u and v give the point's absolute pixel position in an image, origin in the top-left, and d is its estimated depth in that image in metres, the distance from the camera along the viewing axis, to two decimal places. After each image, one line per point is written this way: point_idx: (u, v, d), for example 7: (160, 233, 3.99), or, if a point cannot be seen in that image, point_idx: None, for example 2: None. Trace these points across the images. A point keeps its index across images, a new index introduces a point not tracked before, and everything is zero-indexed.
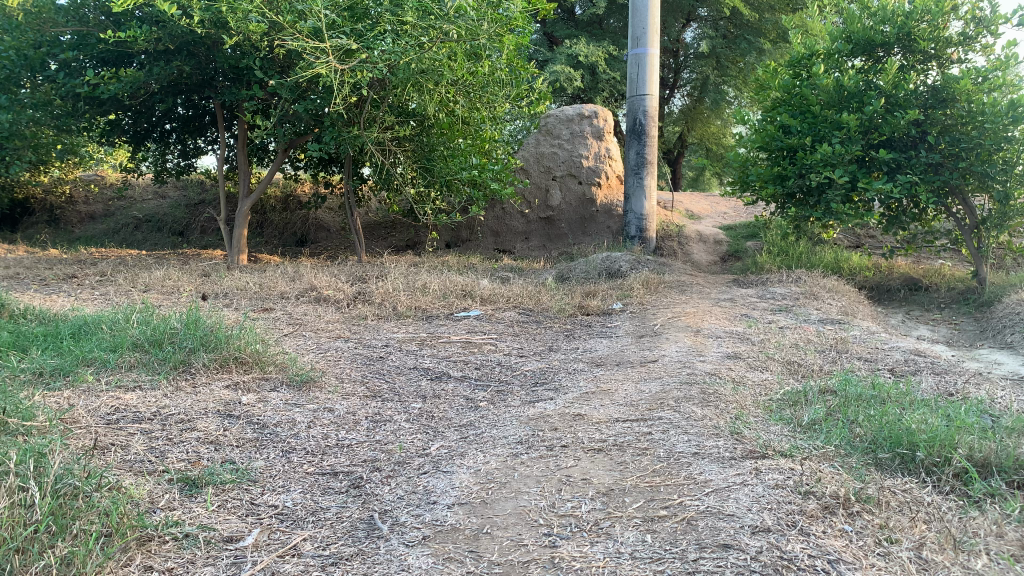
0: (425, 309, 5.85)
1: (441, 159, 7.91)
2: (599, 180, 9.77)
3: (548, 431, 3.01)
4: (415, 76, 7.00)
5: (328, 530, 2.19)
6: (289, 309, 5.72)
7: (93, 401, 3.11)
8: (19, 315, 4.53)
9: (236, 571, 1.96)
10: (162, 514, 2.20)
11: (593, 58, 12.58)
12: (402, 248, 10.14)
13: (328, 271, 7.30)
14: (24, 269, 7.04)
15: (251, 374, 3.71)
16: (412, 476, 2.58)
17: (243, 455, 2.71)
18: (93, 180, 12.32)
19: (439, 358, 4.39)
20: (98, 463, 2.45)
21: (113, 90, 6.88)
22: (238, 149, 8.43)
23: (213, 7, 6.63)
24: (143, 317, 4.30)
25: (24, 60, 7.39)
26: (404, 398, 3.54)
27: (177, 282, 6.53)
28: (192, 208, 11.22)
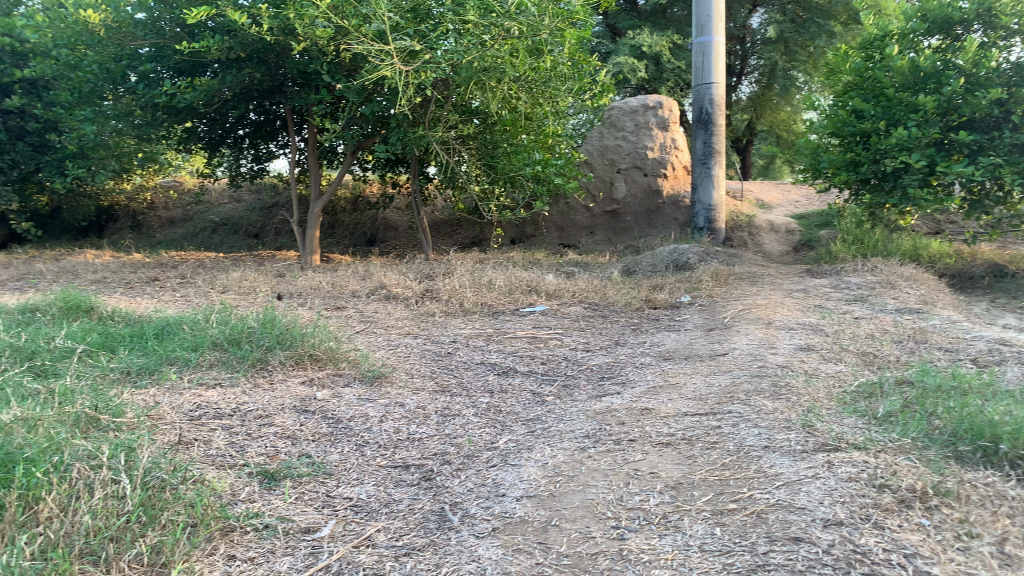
0: (491, 305, 5.90)
1: (505, 156, 7.96)
2: (664, 171, 9.67)
3: (616, 425, 3.01)
4: (477, 74, 7.06)
5: (401, 521, 2.25)
6: (360, 307, 5.85)
7: (177, 398, 3.25)
8: (107, 317, 4.76)
9: (313, 561, 2.03)
10: (243, 506, 2.30)
11: (657, 48, 12.43)
12: (467, 245, 10.25)
13: (397, 269, 7.43)
14: (111, 273, 7.39)
15: (325, 371, 3.82)
16: (481, 469, 2.62)
17: (319, 449, 2.79)
18: (172, 186, 12.80)
19: (505, 353, 4.43)
20: (183, 457, 2.57)
21: (189, 99, 7.15)
22: (309, 152, 8.65)
23: (281, 15, 6.79)
24: (222, 318, 4.46)
25: (106, 73, 7.78)
26: (472, 393, 3.60)
27: (254, 282, 6.75)
28: (266, 210, 11.56)
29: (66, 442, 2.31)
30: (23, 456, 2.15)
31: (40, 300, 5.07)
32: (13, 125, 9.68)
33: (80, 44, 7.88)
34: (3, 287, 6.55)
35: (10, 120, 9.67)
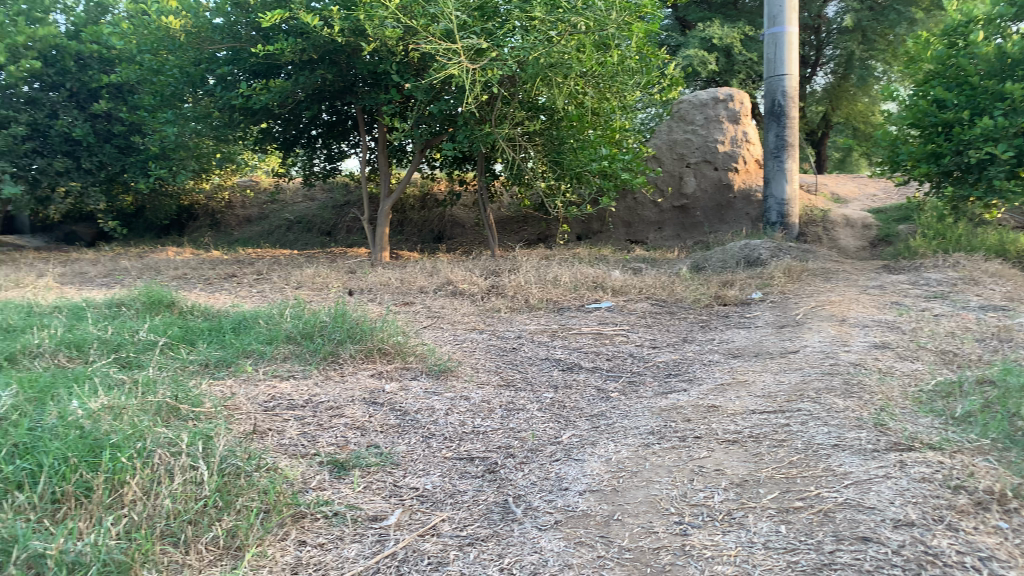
0: (557, 301, 5.91)
1: (572, 151, 7.93)
2: (735, 165, 9.50)
3: (681, 422, 2.99)
4: (544, 70, 7.08)
5: (465, 512, 2.29)
6: (428, 303, 5.94)
7: (253, 390, 3.38)
8: (188, 311, 4.95)
9: (380, 548, 2.08)
10: (314, 494, 2.37)
11: (728, 39, 12.21)
12: (534, 242, 10.28)
13: (465, 266, 7.51)
14: (191, 270, 7.68)
15: (393, 364, 3.90)
16: (545, 463, 2.64)
17: (387, 440, 2.86)
18: (249, 185, 13.21)
19: (570, 349, 4.44)
20: (257, 446, 2.67)
21: (264, 100, 7.37)
22: (379, 151, 8.81)
23: (352, 16, 6.94)
24: (295, 312, 4.60)
25: (186, 77, 8.09)
26: (537, 388, 3.62)
27: (326, 279, 6.91)
28: (338, 208, 11.82)
29: (149, 429, 2.42)
30: (109, 441, 2.26)
31: (126, 295, 5.32)
32: (101, 128, 10.15)
33: (162, 49, 8.21)
34: (92, 283, 6.88)
35: (98, 124, 10.14)
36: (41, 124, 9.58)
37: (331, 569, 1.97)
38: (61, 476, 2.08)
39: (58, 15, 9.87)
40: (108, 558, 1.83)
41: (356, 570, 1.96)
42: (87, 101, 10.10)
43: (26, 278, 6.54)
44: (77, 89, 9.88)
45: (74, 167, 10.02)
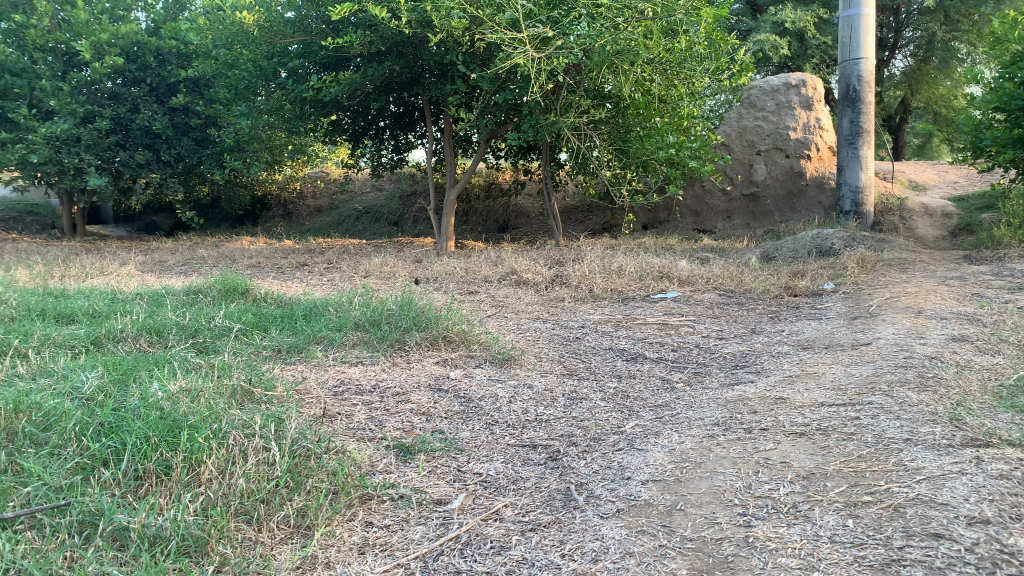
0: (622, 291, 5.88)
1: (638, 139, 7.83)
2: (808, 152, 9.26)
3: (747, 414, 2.95)
4: (609, 58, 7.01)
5: (528, 498, 2.31)
6: (493, 292, 5.99)
7: (323, 374, 3.47)
8: (261, 299, 5.11)
9: (444, 531, 2.12)
10: (380, 477, 2.43)
11: (802, 23, 11.88)
12: (599, 231, 10.23)
13: (529, 256, 7.52)
14: (264, 258, 7.92)
15: (458, 352, 3.95)
16: (607, 452, 2.64)
17: (452, 426, 2.90)
18: (319, 176, 13.50)
19: (635, 340, 4.42)
20: (327, 429, 2.74)
21: (334, 92, 7.50)
22: (446, 141, 8.89)
23: (418, 8, 7.00)
24: (364, 300, 4.69)
25: (259, 70, 8.31)
26: (600, 377, 3.62)
27: (393, 268, 7.02)
28: (405, 199, 11.97)
29: (224, 412, 2.52)
30: (187, 422, 2.36)
31: (203, 283, 5.52)
32: (179, 122, 10.52)
33: (236, 45, 8.44)
34: (171, 271, 7.16)
35: (176, 117, 10.50)
36: (124, 118, 9.97)
37: (397, 551, 2.01)
38: (143, 454, 2.19)
39: (139, 12, 10.20)
40: (186, 533, 1.91)
41: (421, 551, 2.01)
42: (166, 96, 10.46)
43: (110, 265, 6.84)
44: (157, 84, 10.24)
45: (155, 159, 10.41)
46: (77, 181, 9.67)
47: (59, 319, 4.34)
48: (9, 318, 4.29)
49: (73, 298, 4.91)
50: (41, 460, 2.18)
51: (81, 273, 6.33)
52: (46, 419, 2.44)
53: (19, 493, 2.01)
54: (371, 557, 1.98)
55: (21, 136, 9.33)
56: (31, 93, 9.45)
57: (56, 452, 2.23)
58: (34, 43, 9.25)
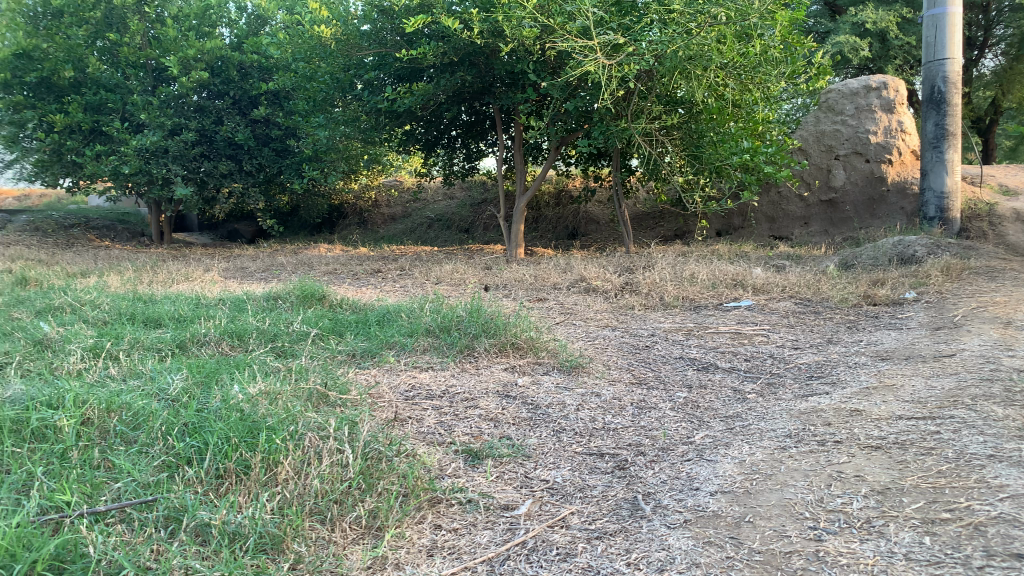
0: (693, 299, 5.82)
1: (712, 145, 7.73)
2: (889, 156, 8.98)
3: (821, 426, 2.89)
4: (682, 64, 6.92)
5: (594, 506, 2.32)
6: (561, 299, 6.00)
7: (395, 379, 3.55)
8: (337, 304, 5.25)
9: (511, 536, 2.15)
10: (449, 481, 2.47)
11: (884, 23, 11.52)
12: (670, 238, 10.14)
13: (598, 263, 7.53)
14: (340, 265, 8.13)
15: (526, 359, 3.97)
16: (676, 462, 2.63)
17: (519, 433, 2.93)
18: (393, 185, 13.79)
19: (706, 349, 4.37)
20: (398, 432, 2.80)
21: (408, 103, 7.66)
22: (516, 149, 8.96)
23: (490, 18, 7.09)
24: (434, 307, 4.77)
25: (336, 82, 8.53)
26: (670, 387, 3.59)
27: (464, 274, 7.11)
28: (476, 206, 12.11)
29: (300, 414, 2.60)
30: (266, 424, 2.45)
31: (282, 289, 5.70)
32: (260, 133, 10.89)
33: (314, 57, 8.66)
34: (252, 277, 7.42)
35: (258, 129, 10.87)
36: (208, 130, 10.37)
37: (464, 554, 2.05)
38: (224, 454, 2.29)
39: (224, 29, 10.62)
40: (264, 531, 1.99)
41: (488, 555, 2.04)
42: (248, 108, 10.84)
43: (195, 272, 7.14)
44: (239, 97, 10.62)
45: (237, 170, 10.80)
46: (165, 191, 10.10)
47: (147, 323, 4.55)
48: (102, 322, 4.53)
49: (161, 303, 5.15)
50: (131, 457, 2.30)
51: (168, 279, 6.62)
52: (135, 418, 2.57)
53: (111, 488, 2.12)
54: (439, 560, 2.02)
55: (114, 148, 9.80)
56: (124, 107, 9.91)
57: (144, 450, 2.35)
58: (127, 59, 9.71)
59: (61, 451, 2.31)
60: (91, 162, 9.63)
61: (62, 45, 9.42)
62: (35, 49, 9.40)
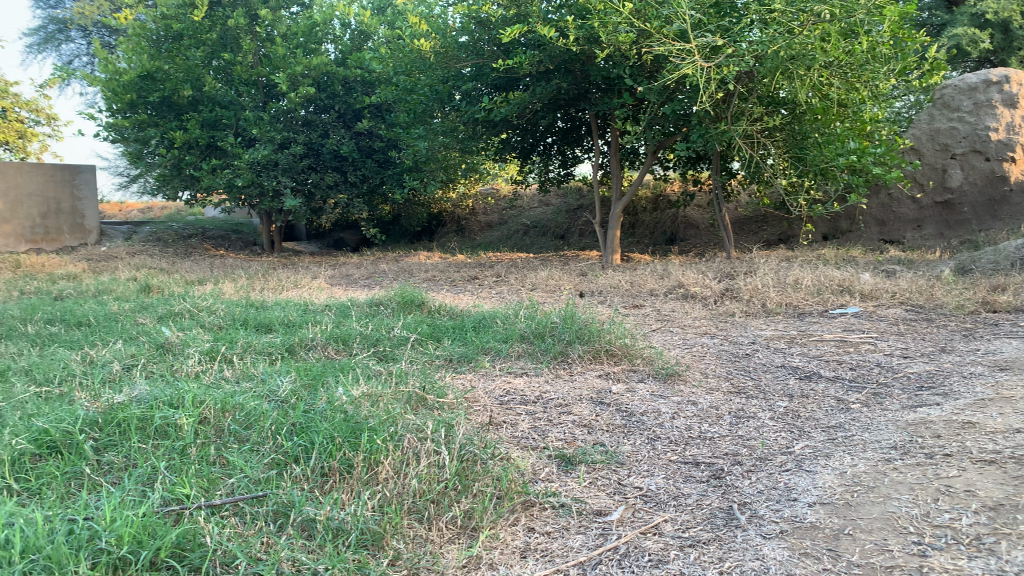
0: (797, 306, 5.66)
1: (817, 146, 7.48)
2: (1012, 154, 8.46)
3: (930, 438, 2.77)
4: (784, 64, 6.74)
5: (688, 514, 2.31)
6: (658, 305, 5.96)
7: (490, 384, 3.62)
8: (436, 310, 5.38)
9: (603, 541, 2.16)
10: (542, 485, 2.51)
11: (1007, 13, 10.87)
12: (774, 242, 9.85)
13: (698, 269, 7.42)
14: (439, 272, 8.32)
15: (621, 366, 3.98)
16: (774, 472, 2.58)
17: (613, 439, 2.94)
18: (490, 194, 14.02)
19: (809, 357, 4.25)
20: (493, 436, 2.86)
21: (505, 112, 7.78)
22: (612, 155, 8.95)
23: (586, 25, 7.08)
24: (529, 313, 4.82)
25: (436, 94, 8.77)
26: (770, 396, 3.51)
27: (559, 281, 7.15)
28: (572, 213, 12.14)
29: (400, 415, 2.70)
30: (368, 424, 2.56)
31: (384, 296, 5.88)
32: (364, 145, 11.26)
33: (415, 70, 8.96)
34: (357, 284, 7.68)
35: (361, 141, 11.24)
36: (315, 143, 10.80)
37: (557, 557, 2.08)
38: (329, 453, 2.41)
39: (329, 45, 11.04)
40: (365, 527, 2.08)
41: (580, 558, 2.06)
42: (352, 121, 11.21)
43: (303, 280, 7.45)
44: (344, 110, 11.01)
45: (342, 181, 11.22)
46: (275, 202, 10.59)
47: (259, 327, 4.81)
48: (218, 326, 4.80)
49: (271, 309, 5.42)
50: (244, 455, 2.45)
51: (278, 286, 6.95)
52: (248, 418, 2.72)
53: (225, 482, 2.26)
54: (532, 562, 2.06)
55: (228, 162, 10.33)
56: (237, 123, 10.44)
57: (256, 448, 2.50)
58: (240, 77, 10.23)
59: (181, 448, 2.47)
60: (208, 175, 10.19)
61: (181, 66, 10.00)
62: (158, 70, 10.01)
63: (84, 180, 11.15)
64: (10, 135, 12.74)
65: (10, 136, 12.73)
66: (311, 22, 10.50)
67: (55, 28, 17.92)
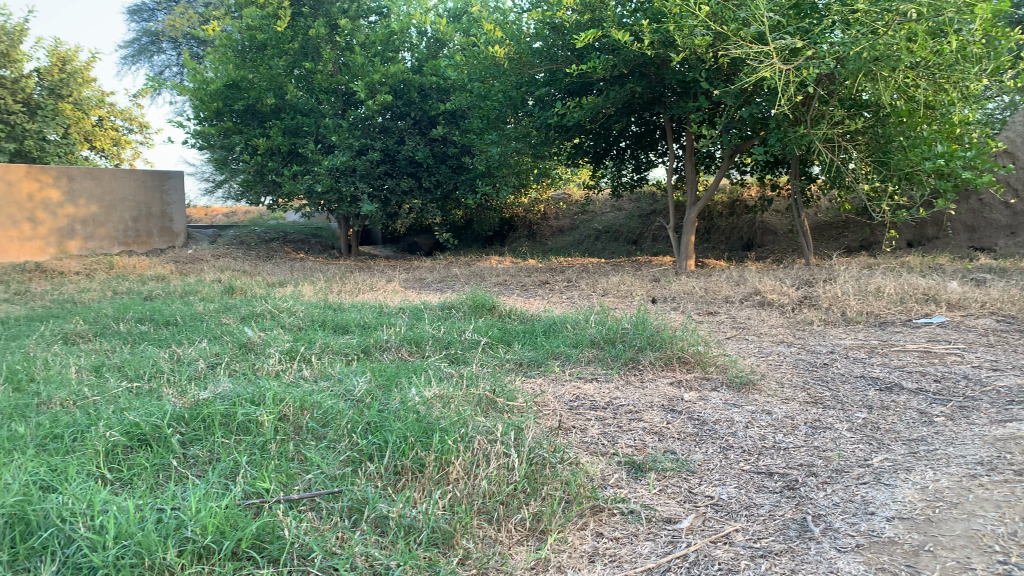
0: (879, 315, 5.49)
1: (901, 150, 7.30)
2: None
3: (1019, 455, 2.66)
4: (867, 65, 6.54)
5: (761, 525, 2.27)
6: (733, 312, 5.86)
7: (560, 389, 3.62)
8: (506, 314, 5.43)
9: (672, 548, 2.15)
10: (612, 490, 2.51)
11: None
12: (855, 249, 9.55)
13: (774, 275, 7.27)
14: (511, 277, 8.37)
15: (694, 373, 3.93)
16: (850, 485, 2.52)
17: (684, 447, 2.92)
18: (562, 199, 14.05)
19: (890, 368, 4.12)
20: (562, 441, 2.87)
21: (578, 117, 7.78)
22: (687, 160, 8.85)
23: (661, 28, 7.01)
24: (600, 319, 4.82)
25: (509, 99, 8.84)
26: (848, 407, 3.42)
27: (631, 287, 7.11)
28: (646, 218, 12.06)
29: (470, 417, 2.75)
30: (439, 425, 2.61)
31: (456, 299, 5.94)
32: (439, 151, 11.42)
33: (489, 77, 9.07)
34: (430, 288, 7.78)
35: (436, 147, 11.40)
36: (391, 149, 11.01)
37: (625, 563, 2.08)
38: (401, 452, 2.47)
39: (406, 53, 11.27)
40: (436, 526, 2.12)
41: (648, 565, 2.06)
42: (428, 128, 11.39)
43: (379, 283, 7.59)
44: (420, 117, 11.21)
45: (417, 186, 11.41)
46: (353, 207, 10.85)
47: (337, 328, 4.94)
48: (297, 327, 4.95)
49: (348, 311, 5.56)
50: (320, 451, 2.52)
51: (355, 289, 7.11)
52: (325, 416, 2.81)
53: (302, 478, 2.34)
54: (600, 566, 2.06)
55: (308, 168, 10.63)
56: (317, 130, 10.73)
57: (332, 445, 2.58)
58: (320, 86, 10.54)
59: (262, 443, 2.57)
60: (289, 181, 10.50)
61: (265, 75, 10.34)
62: (243, 80, 10.39)
63: (173, 185, 11.64)
64: (105, 143, 13.42)
65: (105, 143, 13.38)
66: (389, 31, 10.74)
67: (148, 40, 18.76)
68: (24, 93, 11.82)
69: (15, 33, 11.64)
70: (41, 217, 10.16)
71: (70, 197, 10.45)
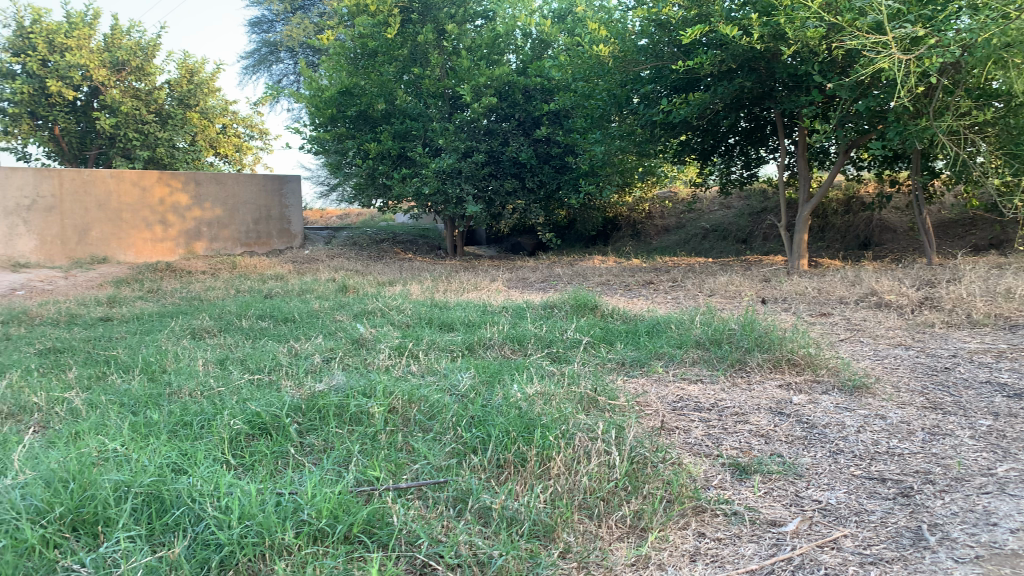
0: (1009, 317, 5.16)
1: None
2: None
3: None
4: (997, 52, 6.09)
5: (871, 531, 2.20)
6: (847, 313, 5.65)
7: (663, 390, 3.60)
8: (609, 314, 5.42)
9: (776, 551, 2.12)
10: (715, 492, 2.48)
11: None
12: (983, 248, 9.01)
13: (892, 275, 6.95)
14: (614, 276, 8.34)
15: (803, 376, 3.83)
16: (970, 494, 2.40)
17: (792, 451, 2.85)
18: (668, 197, 13.87)
19: (1020, 373, 3.88)
20: (665, 442, 2.86)
21: (684, 114, 7.68)
22: (799, 156, 8.56)
23: (771, 21, 6.82)
24: (705, 320, 4.75)
25: (614, 98, 8.81)
26: (971, 414, 3.25)
27: (740, 287, 6.96)
28: (755, 216, 11.76)
29: (571, 415, 2.78)
30: (541, 422, 2.66)
31: (559, 299, 5.97)
32: (543, 151, 11.49)
33: (594, 76, 9.08)
34: (533, 287, 7.84)
35: (540, 148, 11.47)
36: (496, 151, 11.16)
37: (727, 563, 2.06)
38: (505, 446, 2.53)
39: (511, 56, 11.39)
40: (537, 519, 2.16)
41: (751, 567, 2.03)
42: (532, 128, 11.47)
43: (483, 283, 7.70)
44: (524, 118, 11.30)
45: (521, 187, 11.53)
46: (459, 209, 11.07)
47: (443, 326, 5.07)
48: (406, 324, 5.11)
49: (454, 309, 5.69)
50: (426, 443, 2.62)
51: (460, 288, 7.26)
52: (431, 409, 2.91)
53: (410, 468, 2.43)
54: (701, 566, 2.05)
55: (416, 170, 10.91)
56: (425, 134, 10.99)
57: (438, 438, 2.67)
58: (428, 90, 10.80)
59: (372, 434, 2.69)
60: (398, 184, 10.82)
61: (376, 81, 10.68)
62: (355, 86, 10.71)
63: (290, 189, 12.14)
64: (228, 149, 14.19)
65: (227, 149, 14.16)
66: (494, 34, 10.89)
67: (268, 51, 19.71)
68: (156, 104, 12.72)
69: (147, 49, 12.72)
70: (172, 220, 10.86)
71: (197, 201, 11.12)
